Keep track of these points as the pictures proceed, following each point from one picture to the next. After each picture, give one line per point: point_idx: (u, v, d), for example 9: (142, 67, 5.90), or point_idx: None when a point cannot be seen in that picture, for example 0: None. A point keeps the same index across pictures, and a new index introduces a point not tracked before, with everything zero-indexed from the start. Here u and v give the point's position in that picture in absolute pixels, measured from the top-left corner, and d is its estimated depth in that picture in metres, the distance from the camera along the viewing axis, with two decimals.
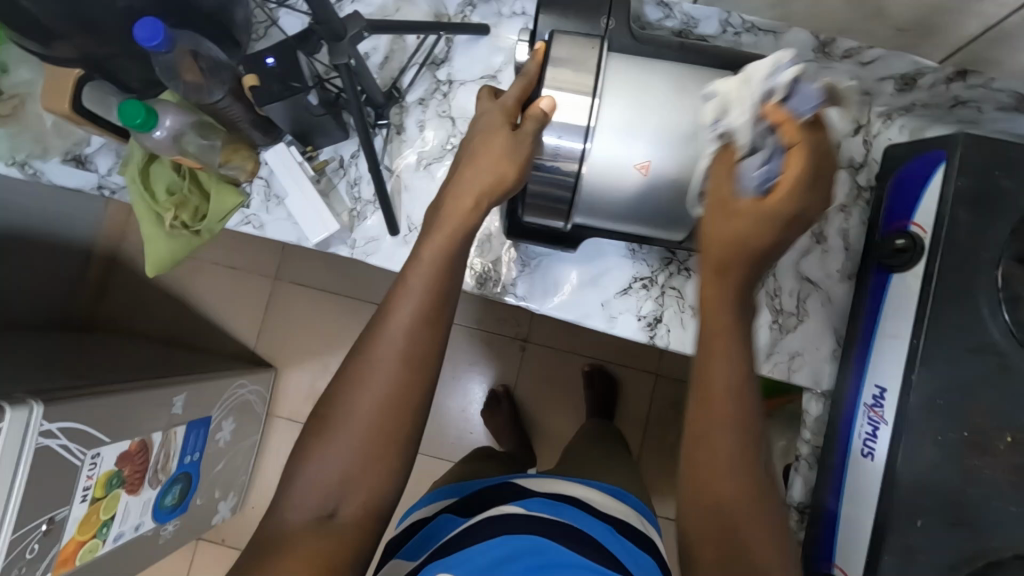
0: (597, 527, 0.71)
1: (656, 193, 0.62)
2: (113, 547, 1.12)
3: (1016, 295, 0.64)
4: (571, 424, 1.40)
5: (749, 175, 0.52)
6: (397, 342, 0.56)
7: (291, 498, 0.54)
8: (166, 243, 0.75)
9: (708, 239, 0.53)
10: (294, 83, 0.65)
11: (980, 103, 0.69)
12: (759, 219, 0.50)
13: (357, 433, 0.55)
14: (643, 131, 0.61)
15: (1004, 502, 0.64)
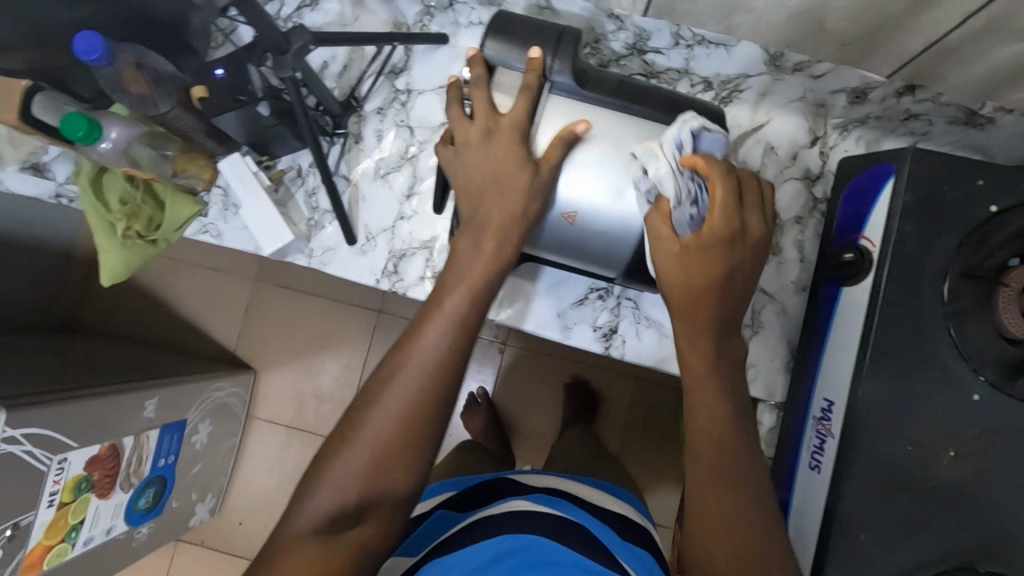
0: (597, 527, 0.69)
1: (599, 228, 0.63)
2: (83, 550, 1.12)
3: (961, 310, 0.65)
4: (550, 427, 1.39)
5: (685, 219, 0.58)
6: (429, 362, 0.56)
7: (303, 507, 0.53)
8: (121, 252, 0.75)
9: (669, 277, 0.59)
10: (242, 96, 0.65)
11: (930, 117, 0.70)
12: (710, 248, 0.57)
13: (376, 441, 0.54)
14: (576, 172, 0.62)
15: (947, 515, 0.64)
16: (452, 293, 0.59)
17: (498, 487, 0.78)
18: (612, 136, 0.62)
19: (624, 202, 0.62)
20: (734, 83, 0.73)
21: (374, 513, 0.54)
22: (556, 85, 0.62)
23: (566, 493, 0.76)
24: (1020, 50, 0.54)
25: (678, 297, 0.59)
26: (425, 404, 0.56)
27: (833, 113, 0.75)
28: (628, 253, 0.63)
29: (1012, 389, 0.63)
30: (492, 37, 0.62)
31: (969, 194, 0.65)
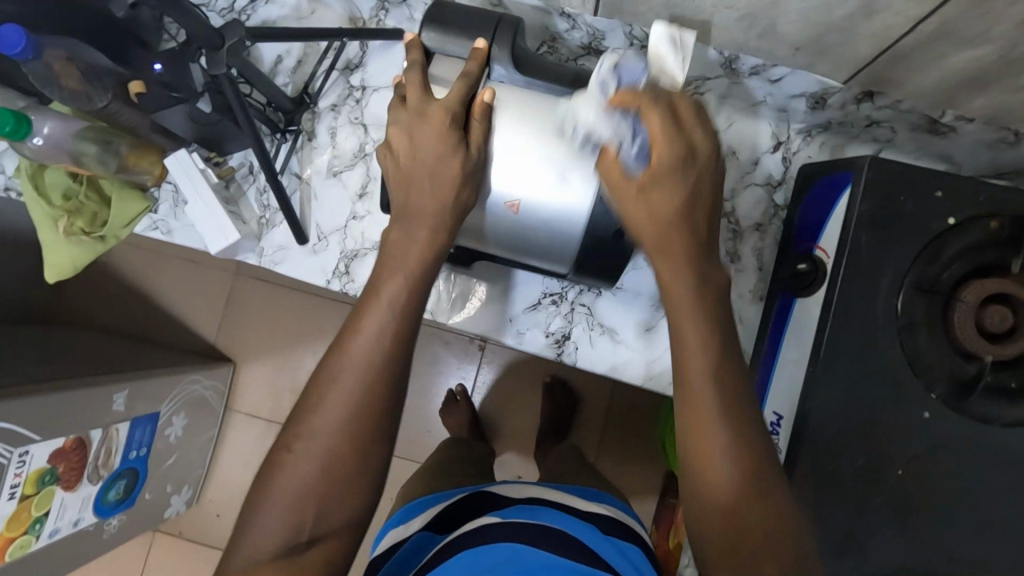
0: (580, 528, 0.70)
1: (526, 229, 0.61)
2: (48, 542, 1.11)
3: (914, 324, 0.63)
4: (531, 425, 1.36)
5: (630, 157, 0.55)
6: (356, 366, 0.52)
7: (248, 539, 0.49)
8: (66, 250, 0.74)
9: (640, 226, 0.55)
10: (177, 93, 0.64)
11: (892, 123, 0.68)
12: (664, 177, 0.54)
13: (324, 453, 0.51)
14: (517, 164, 0.60)
15: (893, 535, 0.62)
16: (387, 286, 0.56)
17: (477, 500, 0.79)
18: (556, 122, 0.60)
19: (567, 189, 0.59)
20: (693, 84, 0.72)
21: (331, 526, 0.51)
22: (495, 74, 0.62)
23: (548, 500, 0.76)
24: (976, 55, 0.52)
25: (650, 244, 0.56)
26: (366, 408, 0.52)
27: (795, 119, 0.73)
28: (577, 242, 0.61)
29: (963, 406, 0.62)
30: (430, 25, 0.62)
31: (926, 206, 0.62)
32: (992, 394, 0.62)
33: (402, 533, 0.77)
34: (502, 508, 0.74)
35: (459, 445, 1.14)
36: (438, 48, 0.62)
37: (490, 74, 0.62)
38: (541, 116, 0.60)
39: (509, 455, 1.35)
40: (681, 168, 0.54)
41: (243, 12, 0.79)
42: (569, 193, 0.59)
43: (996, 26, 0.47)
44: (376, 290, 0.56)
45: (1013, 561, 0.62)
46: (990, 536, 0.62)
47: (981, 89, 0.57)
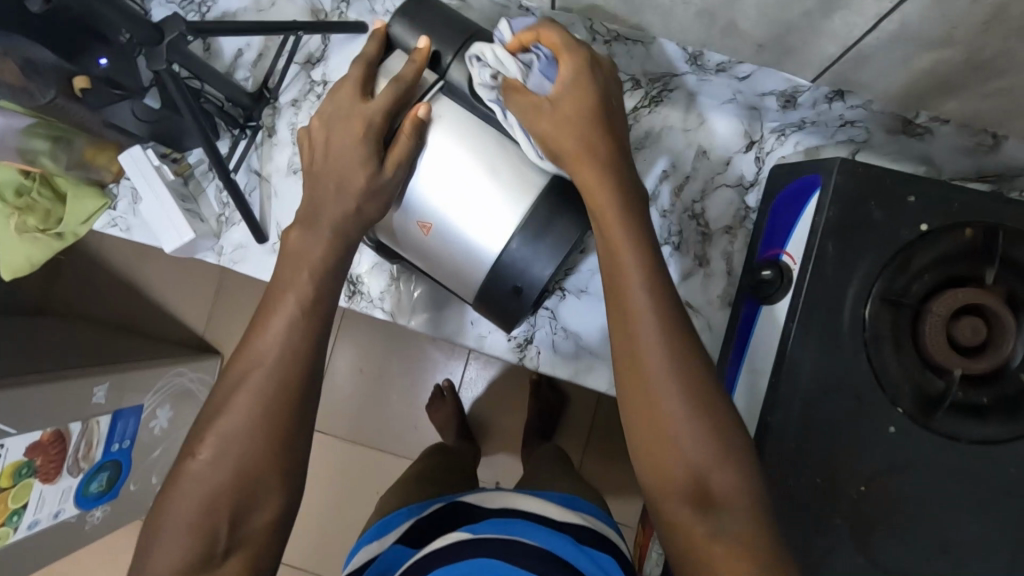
0: (552, 539, 0.67)
1: (443, 251, 0.61)
2: (27, 534, 1.10)
3: (880, 336, 0.60)
4: (517, 423, 1.33)
5: (541, 81, 0.57)
6: (279, 371, 0.51)
7: (150, 560, 0.46)
8: (22, 248, 0.75)
9: (564, 150, 0.55)
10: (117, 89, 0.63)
11: (864, 124, 0.65)
12: (572, 86, 0.55)
13: (242, 458, 0.49)
14: (443, 183, 0.59)
15: (853, 553, 0.60)
16: (296, 281, 0.55)
17: (449, 513, 0.76)
18: (496, 155, 0.59)
19: (483, 228, 0.59)
20: (662, 80, 0.70)
21: (246, 536, 0.48)
22: (452, 83, 0.61)
23: (514, 509, 0.72)
24: (942, 57, 0.50)
25: (574, 162, 0.55)
26: (294, 413, 0.51)
27: (767, 117, 0.70)
28: (478, 281, 0.61)
29: (929, 422, 0.59)
30: (401, 18, 0.62)
31: (897, 212, 0.60)
32: (960, 411, 0.59)
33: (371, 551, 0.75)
34: (474, 523, 0.71)
35: (433, 453, 1.09)
36: (399, 41, 0.62)
37: (445, 81, 0.61)
38: (487, 142, 0.60)
39: (496, 454, 1.32)
40: (589, 73, 0.55)
41: (203, 4, 0.77)
42: (486, 233, 0.59)
43: (961, 26, 0.45)
44: (310, 298, 0.54)
45: None
46: (952, 558, 0.59)
47: (950, 91, 0.55)
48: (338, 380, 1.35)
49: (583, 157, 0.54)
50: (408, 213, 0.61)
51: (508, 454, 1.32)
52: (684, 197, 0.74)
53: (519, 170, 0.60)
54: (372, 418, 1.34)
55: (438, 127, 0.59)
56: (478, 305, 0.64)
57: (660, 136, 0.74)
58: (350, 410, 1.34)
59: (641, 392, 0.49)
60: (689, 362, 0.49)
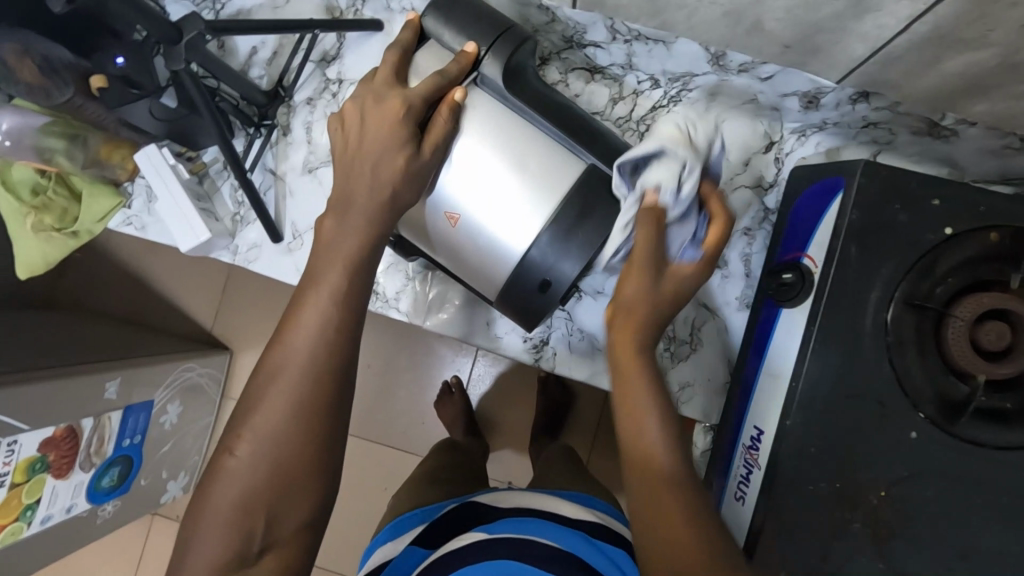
0: (574, 541, 0.66)
1: (467, 243, 0.60)
2: (40, 528, 1.11)
3: (903, 340, 0.59)
4: (526, 420, 1.32)
5: (677, 241, 0.55)
6: (306, 357, 0.51)
7: (187, 558, 0.47)
8: (39, 246, 0.75)
9: (629, 302, 0.54)
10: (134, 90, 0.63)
11: (889, 125, 0.64)
12: (683, 279, 0.55)
13: (265, 458, 0.49)
14: (469, 174, 0.59)
15: (872, 559, 0.59)
16: (327, 274, 0.54)
17: (464, 512, 0.76)
18: (523, 151, 0.58)
19: (510, 223, 0.58)
20: (682, 79, 0.69)
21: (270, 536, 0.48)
22: (484, 79, 0.60)
23: (534, 511, 0.72)
24: (975, 60, 0.49)
25: (625, 319, 0.54)
26: (315, 414, 0.51)
27: (788, 118, 0.70)
28: (503, 278, 0.61)
29: (950, 427, 0.59)
30: (434, 11, 0.61)
31: (921, 216, 0.59)
32: (982, 417, 0.59)
33: (389, 551, 0.75)
34: (490, 523, 0.71)
35: (443, 451, 1.09)
36: (434, 34, 0.61)
37: (478, 74, 0.60)
38: (512, 139, 0.59)
39: (505, 451, 1.32)
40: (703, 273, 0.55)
41: (218, 1, 0.77)
42: (512, 231, 0.58)
43: (997, 29, 0.44)
44: (345, 293, 0.54)
45: None
46: (973, 565, 0.59)
47: (979, 94, 0.54)
48: None
49: (622, 335, 0.54)
50: (433, 206, 0.60)
51: (517, 451, 1.32)
52: None
53: (546, 164, 0.59)
54: (382, 415, 1.34)
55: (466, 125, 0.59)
56: (500, 301, 0.63)
57: None
58: (360, 405, 1.35)
59: (628, 417, 0.52)
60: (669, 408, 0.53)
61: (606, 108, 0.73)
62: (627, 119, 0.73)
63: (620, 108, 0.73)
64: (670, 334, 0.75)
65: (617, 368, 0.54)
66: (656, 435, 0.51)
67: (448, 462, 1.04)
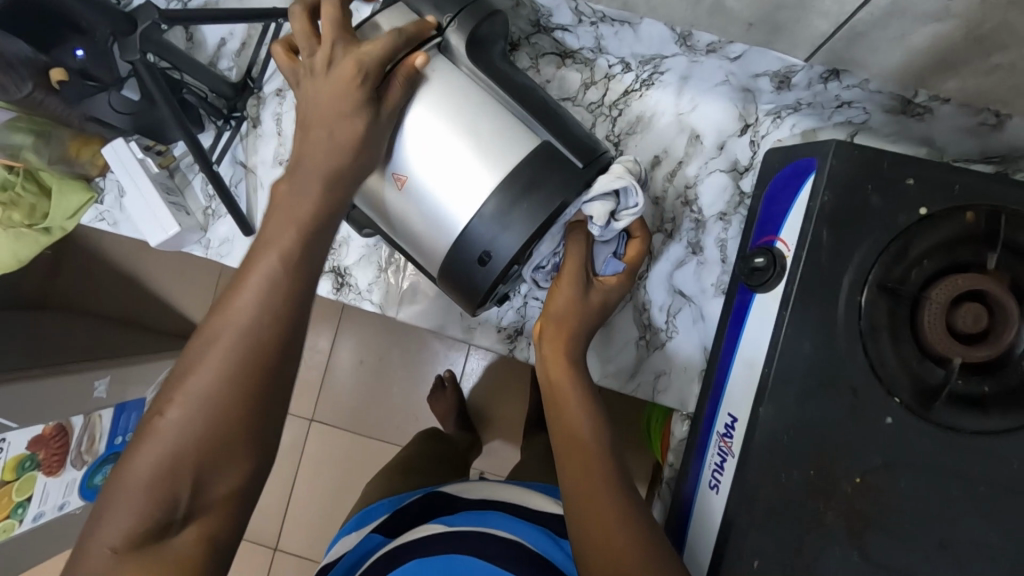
0: (535, 537, 0.68)
1: (409, 211, 0.59)
2: (32, 526, 1.11)
3: (877, 326, 0.58)
4: (518, 414, 1.32)
5: (602, 258, 0.65)
6: (242, 323, 0.49)
7: (106, 516, 0.46)
8: (7, 242, 0.74)
9: (551, 312, 0.64)
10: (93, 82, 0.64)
11: (863, 104, 0.63)
12: (610, 291, 0.64)
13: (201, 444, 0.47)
14: (416, 139, 0.57)
15: (846, 547, 0.58)
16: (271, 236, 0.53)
17: (431, 501, 0.78)
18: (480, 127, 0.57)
19: (454, 192, 0.57)
20: (652, 63, 0.68)
21: (196, 520, 0.48)
22: (449, 47, 0.59)
23: (502, 504, 0.75)
24: (939, 33, 0.48)
25: (552, 331, 0.64)
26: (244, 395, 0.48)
27: (762, 99, 0.68)
28: (442, 251, 0.59)
29: (927, 414, 0.58)
30: None
31: (895, 197, 0.58)
32: (959, 402, 0.57)
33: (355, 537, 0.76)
34: (454, 514, 0.73)
35: (427, 440, 1.09)
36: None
37: (441, 38, 0.59)
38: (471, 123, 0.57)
39: (496, 443, 1.32)
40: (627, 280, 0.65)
41: None
42: (460, 199, 0.57)
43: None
44: (284, 250, 0.53)
45: None
46: (952, 555, 0.58)
47: (950, 71, 0.53)
48: (338, 372, 1.35)
49: (551, 344, 0.64)
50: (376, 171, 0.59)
51: (508, 444, 1.32)
52: (678, 182, 0.72)
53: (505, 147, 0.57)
54: (374, 410, 1.34)
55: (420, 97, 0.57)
56: (441, 279, 0.62)
57: (651, 120, 0.72)
58: (353, 400, 1.34)
59: (562, 428, 0.60)
60: (598, 412, 0.61)
61: (577, 94, 0.72)
62: (600, 104, 0.72)
63: (591, 93, 0.72)
64: (646, 322, 0.74)
65: (547, 373, 0.64)
66: (584, 429, 0.59)
67: (419, 451, 1.05)
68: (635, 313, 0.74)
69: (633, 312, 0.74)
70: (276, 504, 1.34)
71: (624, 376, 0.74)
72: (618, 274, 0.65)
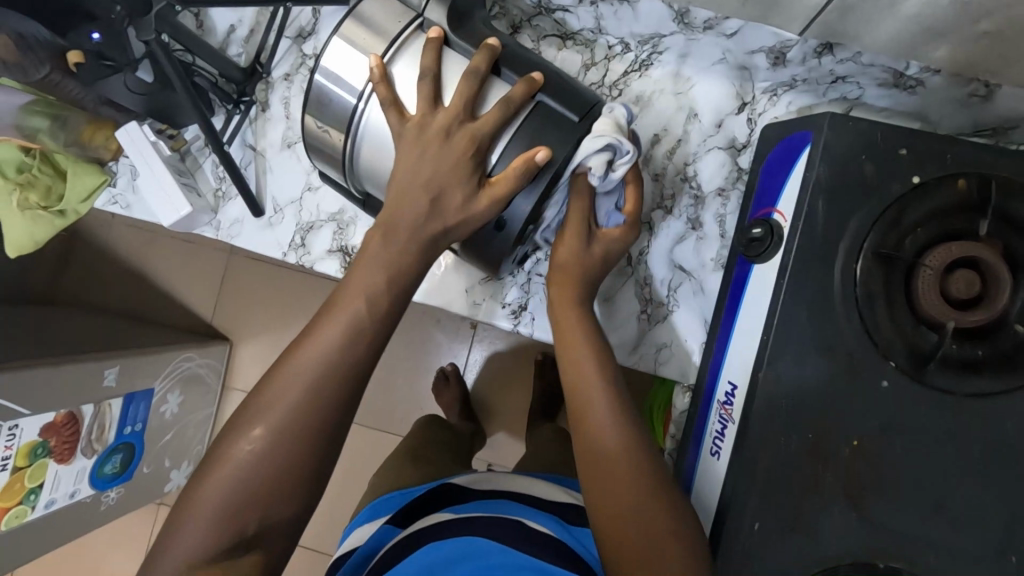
0: (545, 519, 0.69)
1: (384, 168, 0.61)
2: (44, 513, 1.13)
3: (874, 293, 0.59)
4: (523, 402, 1.33)
5: (604, 212, 0.65)
6: (310, 364, 0.50)
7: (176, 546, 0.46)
8: (24, 224, 0.76)
9: (558, 257, 0.64)
10: (107, 61, 0.65)
11: (856, 79, 0.64)
12: (614, 240, 0.65)
13: (261, 505, 0.47)
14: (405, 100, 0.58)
15: (845, 508, 0.60)
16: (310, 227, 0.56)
17: (439, 493, 0.78)
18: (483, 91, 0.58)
19: None
20: (651, 42, 0.70)
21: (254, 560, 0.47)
22: (429, 24, 0.59)
23: (512, 494, 0.76)
24: (928, 2, 0.49)
25: (561, 274, 0.64)
26: None
27: (758, 77, 0.70)
28: None
29: (922, 377, 0.59)
30: None
31: (889, 166, 0.60)
32: (953, 366, 0.59)
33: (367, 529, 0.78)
34: (462, 504, 0.75)
35: (431, 426, 1.12)
36: None
37: (422, 20, 0.59)
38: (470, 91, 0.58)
39: (499, 435, 1.33)
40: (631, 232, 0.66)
41: None
42: None
43: None
44: None
45: (971, 533, 0.59)
46: (947, 514, 0.59)
47: (939, 38, 0.54)
48: None
49: (559, 290, 0.64)
50: (355, 130, 0.60)
51: (513, 432, 1.33)
52: (677, 159, 0.74)
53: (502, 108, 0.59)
54: (380, 400, 1.36)
55: (417, 65, 0.58)
56: (467, 249, 0.63)
57: (651, 99, 0.73)
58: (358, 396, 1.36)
59: (582, 406, 0.59)
60: (617, 392, 0.60)
61: (578, 75, 0.74)
62: (600, 84, 0.73)
63: (592, 74, 0.74)
64: (648, 295, 0.75)
65: (557, 322, 0.64)
66: (608, 420, 0.58)
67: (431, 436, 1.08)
68: (637, 287, 0.75)
69: (636, 286, 0.75)
70: None
71: (626, 349, 0.75)
72: (621, 225, 0.66)
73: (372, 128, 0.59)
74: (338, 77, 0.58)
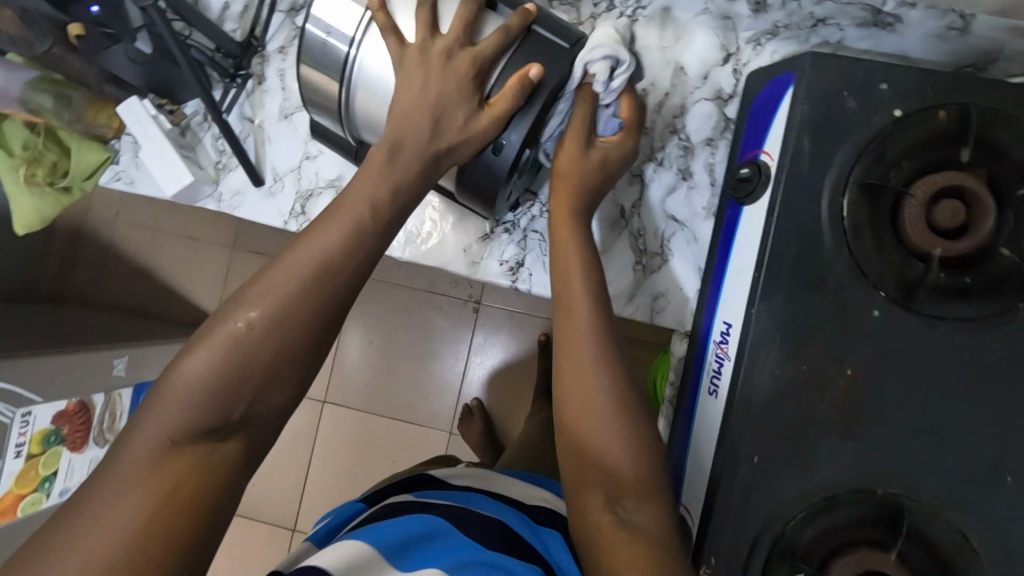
0: (513, 517, 0.64)
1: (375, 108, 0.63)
2: (59, 500, 1.15)
3: (860, 224, 0.61)
4: (526, 381, 1.34)
5: (605, 121, 0.68)
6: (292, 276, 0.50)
7: (139, 434, 0.45)
8: (30, 202, 0.79)
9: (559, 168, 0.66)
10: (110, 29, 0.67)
11: (836, 20, 0.66)
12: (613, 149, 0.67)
13: (249, 391, 0.47)
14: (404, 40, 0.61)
15: (840, 438, 0.61)
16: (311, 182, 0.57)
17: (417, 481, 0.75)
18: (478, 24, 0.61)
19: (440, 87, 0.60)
20: None
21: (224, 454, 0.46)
22: None
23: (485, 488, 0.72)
24: None
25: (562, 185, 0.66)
26: None
27: (741, 26, 0.71)
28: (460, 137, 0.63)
29: (910, 305, 0.61)
30: None
31: (870, 100, 0.61)
32: (941, 294, 0.60)
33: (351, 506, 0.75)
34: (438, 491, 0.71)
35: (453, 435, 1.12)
36: None
37: None
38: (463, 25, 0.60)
39: (503, 415, 1.34)
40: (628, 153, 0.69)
41: None
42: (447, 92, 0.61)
43: None
44: None
45: (964, 458, 0.60)
46: (940, 440, 0.60)
47: None
48: (348, 357, 1.38)
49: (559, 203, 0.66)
50: (346, 75, 0.62)
51: (517, 411, 1.34)
52: (666, 112, 0.76)
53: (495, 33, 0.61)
54: (385, 381, 1.37)
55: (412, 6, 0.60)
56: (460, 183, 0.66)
57: (638, 54, 0.75)
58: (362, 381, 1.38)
59: (573, 371, 0.58)
60: (609, 359, 0.59)
61: None
62: None
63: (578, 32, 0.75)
64: (643, 246, 0.78)
65: (555, 236, 0.66)
66: (600, 392, 0.57)
67: None
68: (631, 238, 0.78)
69: (630, 238, 0.78)
70: (293, 480, 1.38)
71: (624, 299, 0.78)
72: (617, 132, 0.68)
73: (364, 72, 0.61)
74: (330, 25, 0.61)
